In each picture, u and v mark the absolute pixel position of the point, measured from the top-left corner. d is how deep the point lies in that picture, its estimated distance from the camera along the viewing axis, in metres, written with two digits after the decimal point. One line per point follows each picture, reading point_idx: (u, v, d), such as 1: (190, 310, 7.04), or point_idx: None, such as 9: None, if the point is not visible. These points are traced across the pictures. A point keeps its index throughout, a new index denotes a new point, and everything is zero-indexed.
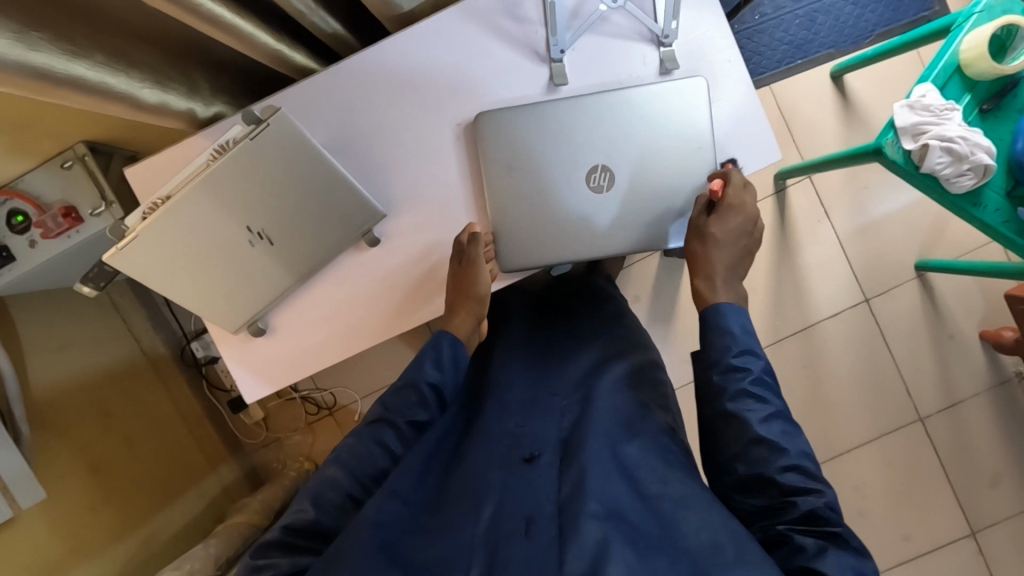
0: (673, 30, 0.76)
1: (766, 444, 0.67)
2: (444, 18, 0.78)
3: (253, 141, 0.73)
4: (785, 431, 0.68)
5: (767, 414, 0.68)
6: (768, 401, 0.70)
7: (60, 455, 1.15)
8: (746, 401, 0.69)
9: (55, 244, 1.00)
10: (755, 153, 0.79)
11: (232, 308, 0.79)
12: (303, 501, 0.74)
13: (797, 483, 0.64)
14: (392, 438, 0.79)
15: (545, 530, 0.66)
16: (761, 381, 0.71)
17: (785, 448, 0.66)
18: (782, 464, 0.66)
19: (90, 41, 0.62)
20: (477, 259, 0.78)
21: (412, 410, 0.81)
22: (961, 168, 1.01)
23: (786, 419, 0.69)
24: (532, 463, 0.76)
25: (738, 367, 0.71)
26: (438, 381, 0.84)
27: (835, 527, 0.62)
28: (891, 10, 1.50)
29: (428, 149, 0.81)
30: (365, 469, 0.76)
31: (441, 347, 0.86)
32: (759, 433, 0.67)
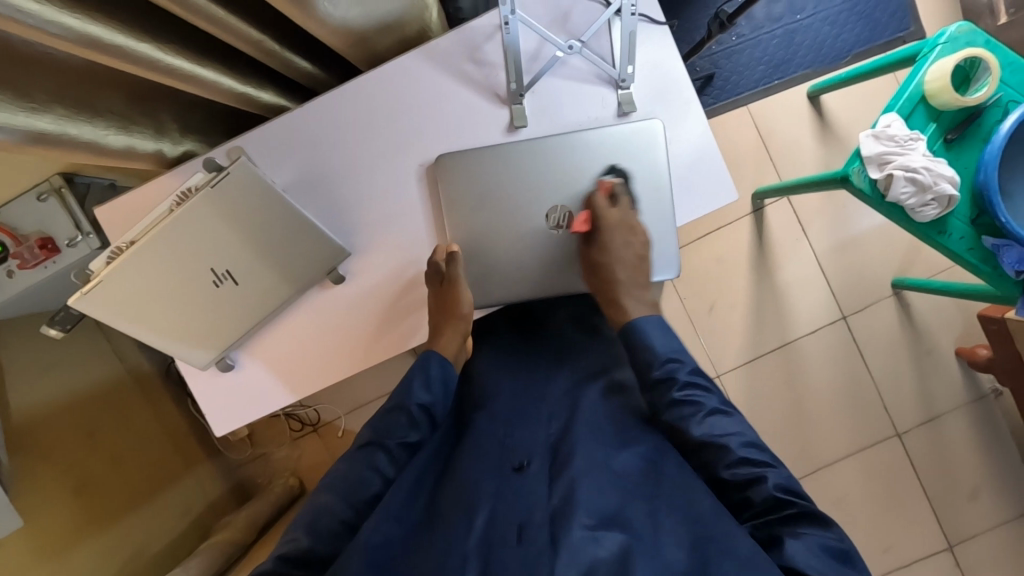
0: (629, 74, 0.77)
1: (712, 444, 0.71)
2: (408, 61, 0.80)
3: (213, 188, 0.74)
4: (726, 423, 0.73)
5: (706, 415, 0.74)
6: (702, 401, 0.75)
7: (42, 477, 1.16)
8: (682, 406, 0.74)
9: (33, 274, 1.01)
10: (711, 193, 0.80)
11: (201, 345, 0.80)
12: (296, 530, 0.72)
13: (748, 473, 0.68)
14: (386, 462, 0.78)
15: (538, 535, 0.66)
16: (690, 385, 0.76)
17: (727, 444, 0.71)
18: (730, 458, 0.70)
19: (52, 93, 0.63)
20: (458, 279, 0.79)
21: (403, 432, 0.80)
22: (925, 198, 1.03)
23: (726, 412, 0.74)
24: (522, 472, 0.75)
25: (661, 378, 0.76)
26: (427, 403, 0.82)
27: (796, 505, 0.66)
28: (868, 30, 1.49)
29: (391, 190, 0.82)
30: (360, 495, 0.75)
31: (430, 368, 0.83)
32: (700, 436, 0.72)
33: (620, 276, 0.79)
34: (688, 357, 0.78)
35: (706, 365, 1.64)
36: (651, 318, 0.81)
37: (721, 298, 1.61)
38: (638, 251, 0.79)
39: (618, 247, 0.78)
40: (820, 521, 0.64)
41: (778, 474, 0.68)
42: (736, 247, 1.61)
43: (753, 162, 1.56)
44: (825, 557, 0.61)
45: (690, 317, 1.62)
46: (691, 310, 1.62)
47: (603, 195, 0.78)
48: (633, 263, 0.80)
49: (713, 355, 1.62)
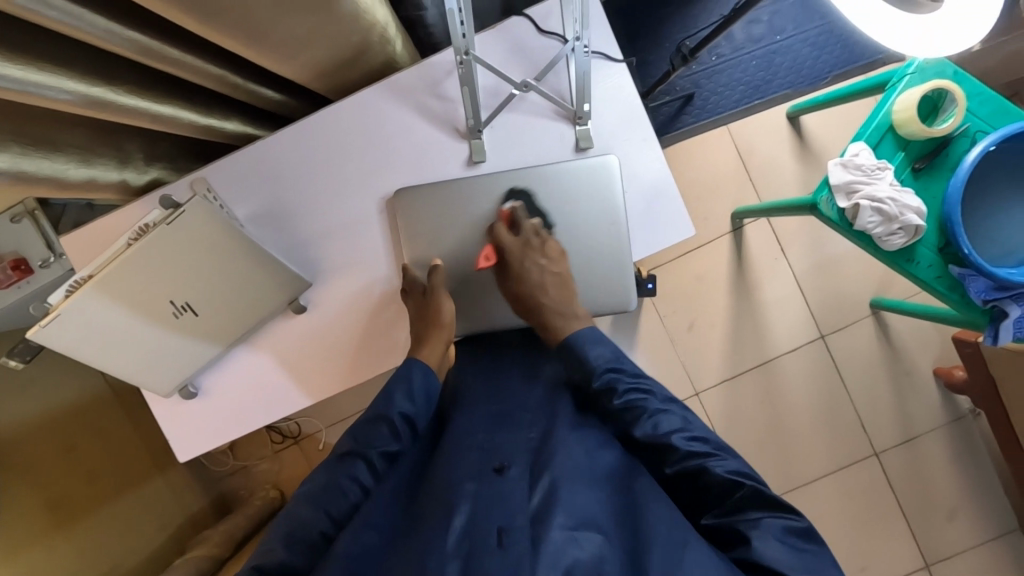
0: (586, 111, 0.78)
1: (661, 445, 0.71)
2: (363, 98, 0.81)
3: (170, 225, 0.73)
4: (670, 420, 0.73)
5: (649, 416, 0.73)
6: (644, 403, 0.74)
7: (18, 494, 1.18)
8: (626, 412, 0.74)
9: (7, 294, 1.03)
10: (668, 228, 0.81)
11: (165, 373, 0.82)
12: (274, 543, 0.69)
13: (693, 466, 0.68)
14: (364, 472, 0.74)
15: (518, 539, 0.61)
16: (629, 389, 0.75)
17: (671, 441, 0.70)
18: (677, 455, 0.70)
19: (8, 132, 0.64)
20: (440, 288, 0.80)
21: (385, 442, 0.76)
22: (892, 227, 1.03)
23: (669, 410, 0.73)
24: (502, 474, 0.70)
25: (602, 388, 0.75)
26: (411, 412, 0.78)
27: (744, 489, 0.66)
28: (847, 52, 1.50)
29: (353, 222, 0.83)
30: (337, 506, 0.72)
31: (413, 378, 0.79)
32: (645, 437, 0.72)
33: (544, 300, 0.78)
34: (628, 362, 0.77)
35: (686, 384, 1.64)
36: (585, 332, 0.78)
37: (700, 317, 1.62)
38: (553, 270, 0.79)
39: (536, 274, 0.78)
40: (774, 501, 0.65)
41: (724, 461, 0.68)
42: (715, 266, 1.62)
43: (732, 182, 1.57)
44: (784, 540, 0.63)
45: (669, 335, 1.62)
46: (670, 328, 1.62)
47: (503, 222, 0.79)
48: (557, 283, 0.79)
49: (692, 373, 1.63)
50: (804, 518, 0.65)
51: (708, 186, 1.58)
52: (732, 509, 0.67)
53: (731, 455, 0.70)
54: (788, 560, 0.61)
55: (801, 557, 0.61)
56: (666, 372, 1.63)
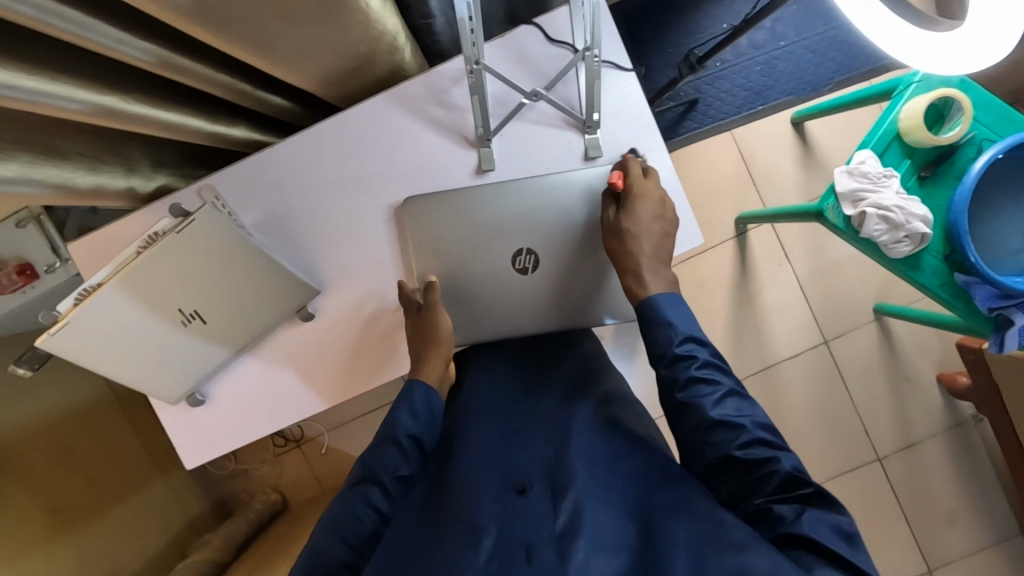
0: (595, 120, 0.78)
1: (727, 425, 0.68)
2: (372, 105, 0.80)
3: (179, 234, 0.72)
4: (740, 405, 0.70)
5: (724, 394, 0.70)
6: (719, 381, 0.71)
7: (18, 499, 1.16)
8: (700, 385, 0.70)
9: (11, 299, 1.03)
10: (676, 237, 0.81)
11: (169, 382, 0.82)
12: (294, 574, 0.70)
13: (762, 453, 0.66)
14: (380, 496, 0.75)
15: (546, 557, 0.66)
16: (708, 364, 0.72)
17: (743, 424, 0.68)
18: (744, 439, 0.67)
19: (17, 140, 0.64)
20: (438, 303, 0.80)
21: (396, 464, 0.77)
22: (897, 235, 1.03)
23: (741, 394, 0.71)
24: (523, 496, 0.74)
25: (682, 356, 0.73)
26: (416, 432, 0.79)
27: (808, 485, 0.64)
28: (850, 58, 1.49)
29: (360, 230, 0.83)
30: (356, 532, 0.72)
31: (414, 396, 0.80)
32: (717, 416, 0.68)
33: (644, 249, 0.76)
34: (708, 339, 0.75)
35: None
36: (677, 295, 0.76)
37: (702, 322, 1.62)
38: (661, 226, 0.77)
39: (645, 217, 0.75)
40: (830, 501, 0.63)
41: (791, 457, 0.66)
42: (717, 271, 1.62)
43: (735, 189, 1.57)
44: (835, 535, 0.61)
45: None
46: None
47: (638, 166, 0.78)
48: (657, 237, 0.77)
49: None
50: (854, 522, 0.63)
51: (711, 191, 1.58)
52: (790, 500, 0.64)
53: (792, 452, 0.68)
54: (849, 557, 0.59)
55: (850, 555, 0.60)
56: None
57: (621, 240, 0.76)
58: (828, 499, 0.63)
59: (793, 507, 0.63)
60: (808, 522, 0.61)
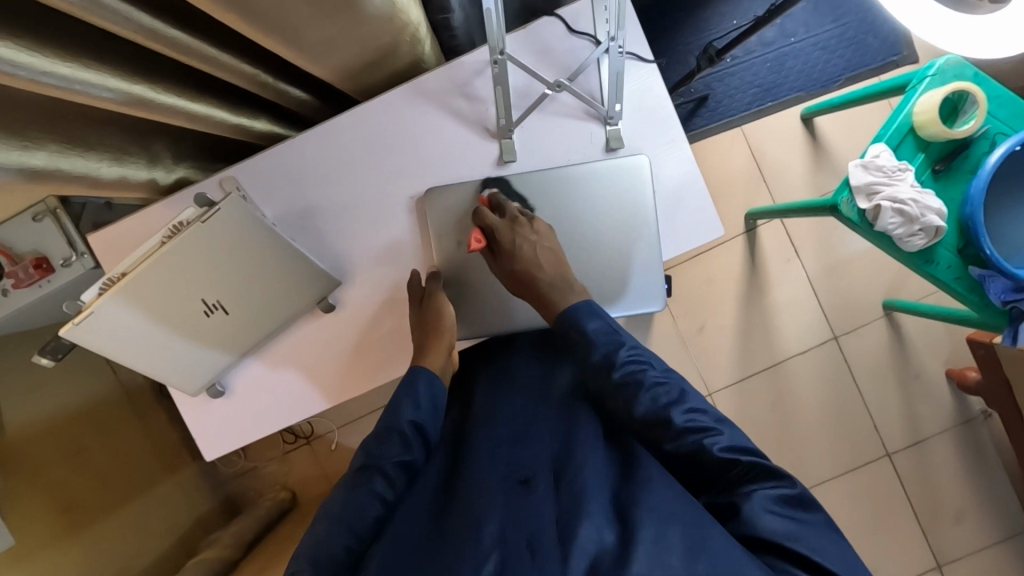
0: (617, 111, 0.78)
1: (659, 421, 0.70)
2: (393, 97, 0.80)
3: (205, 224, 0.72)
4: (670, 392, 0.72)
5: (648, 389, 0.72)
6: (645, 376, 0.73)
7: (27, 497, 1.13)
8: (627, 386, 0.72)
9: (27, 292, 1.03)
10: (698, 229, 0.81)
11: (190, 373, 0.82)
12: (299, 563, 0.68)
13: (692, 442, 0.67)
14: (384, 485, 0.74)
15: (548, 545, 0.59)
16: (632, 360, 0.74)
17: (670, 416, 0.69)
18: (676, 430, 0.69)
19: (42, 130, 0.64)
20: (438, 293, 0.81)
21: (398, 452, 0.76)
22: (912, 228, 1.04)
23: (668, 382, 0.72)
24: (527, 485, 0.69)
25: (602, 362, 0.74)
26: (418, 420, 0.79)
27: (745, 464, 0.66)
28: (858, 55, 1.50)
29: (381, 222, 0.83)
30: (362, 520, 0.71)
31: (418, 385, 0.81)
32: (646, 413, 0.71)
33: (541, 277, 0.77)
34: (626, 335, 0.76)
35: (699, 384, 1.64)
36: (585, 308, 0.76)
37: (712, 319, 1.62)
38: (548, 247, 0.78)
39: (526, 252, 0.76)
40: (771, 474, 0.65)
41: (722, 437, 0.68)
42: (726, 268, 1.62)
43: (745, 185, 1.57)
44: (776, 512, 0.62)
45: (681, 335, 1.62)
46: (682, 328, 1.62)
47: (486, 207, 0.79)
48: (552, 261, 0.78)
49: (704, 374, 1.62)
50: (800, 487, 0.64)
51: (721, 187, 1.58)
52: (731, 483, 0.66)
53: (733, 427, 0.70)
54: (793, 532, 0.60)
55: (796, 527, 0.61)
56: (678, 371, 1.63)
57: (522, 283, 0.77)
58: (762, 472, 0.64)
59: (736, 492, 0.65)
60: (748, 506, 0.63)
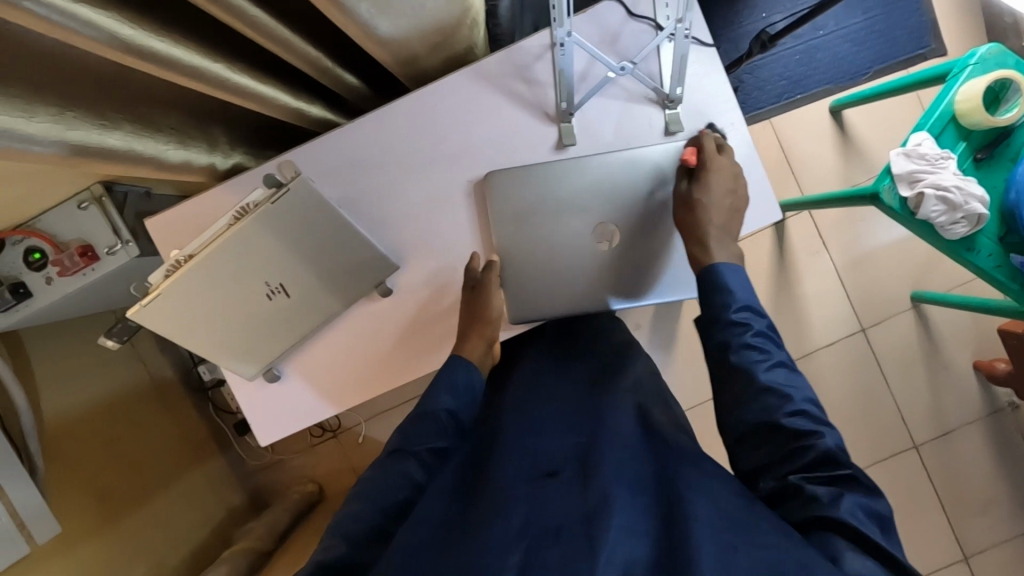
0: (678, 95, 0.79)
1: (773, 392, 0.68)
2: (453, 80, 0.81)
3: (274, 205, 0.74)
4: (789, 378, 0.70)
5: (772, 364, 0.70)
6: (770, 351, 0.71)
7: (67, 486, 1.15)
8: (751, 352, 0.71)
9: (71, 281, 1.03)
10: (755, 212, 0.82)
11: (246, 359, 0.82)
12: (330, 537, 0.70)
13: (807, 425, 0.66)
14: (416, 468, 0.77)
15: (573, 536, 0.62)
16: (762, 334, 0.72)
17: (791, 395, 0.68)
18: (789, 408, 0.67)
19: (117, 111, 0.65)
20: (490, 284, 0.81)
21: (433, 438, 0.79)
22: (955, 216, 1.04)
23: (791, 366, 0.71)
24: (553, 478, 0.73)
25: (738, 321, 0.73)
26: (454, 408, 0.81)
27: (845, 469, 0.64)
28: (887, 47, 1.48)
29: (440, 205, 0.83)
30: (391, 499, 0.73)
31: (455, 374, 0.82)
32: (767, 382, 0.69)
33: (713, 221, 0.77)
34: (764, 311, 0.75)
35: None
36: (736, 266, 0.76)
37: None
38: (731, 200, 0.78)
39: (718, 192, 0.77)
40: (868, 489, 0.64)
41: (834, 435, 0.67)
42: (753, 260, 1.62)
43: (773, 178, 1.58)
44: (868, 518, 0.61)
45: None
46: None
47: (712, 140, 0.79)
48: (725, 212, 0.78)
49: None
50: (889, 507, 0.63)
51: None
52: (821, 480, 0.65)
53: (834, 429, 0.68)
54: (881, 540, 0.59)
55: (883, 544, 0.60)
56: None
57: (690, 212, 0.77)
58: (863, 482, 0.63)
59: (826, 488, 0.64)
60: (843, 504, 0.62)
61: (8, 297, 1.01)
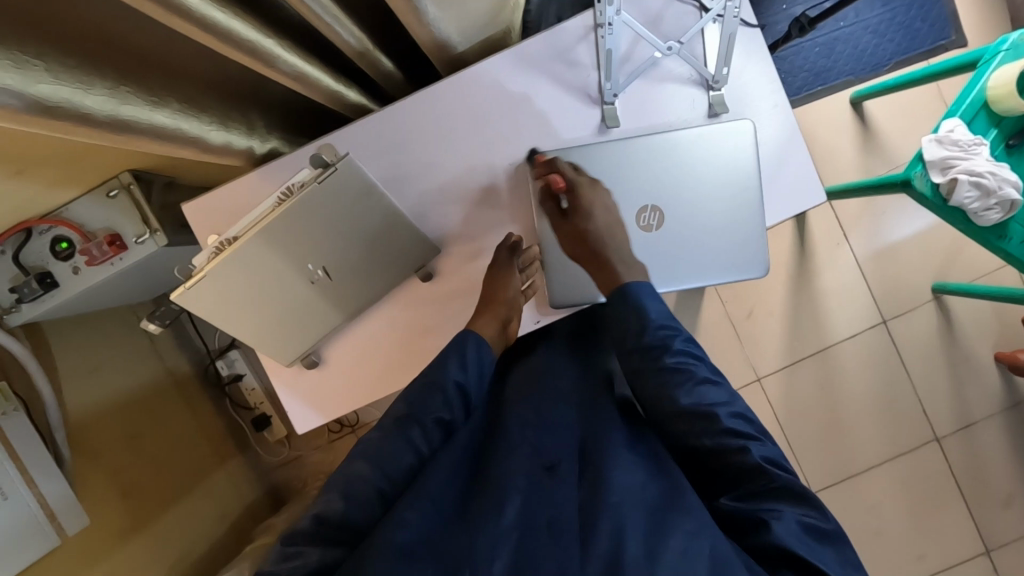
0: (723, 75, 0.78)
1: (697, 412, 0.70)
2: (494, 63, 0.80)
3: (320, 184, 0.71)
4: (715, 393, 0.72)
5: (697, 382, 0.71)
6: (695, 369, 0.72)
7: (93, 479, 1.14)
8: (675, 373, 0.72)
9: (99, 270, 1.03)
10: (796, 194, 0.83)
11: (288, 345, 0.82)
12: (331, 494, 0.69)
13: (733, 442, 0.68)
14: (420, 437, 0.74)
15: (568, 533, 0.63)
16: (684, 351, 0.73)
17: (716, 413, 0.69)
18: (716, 427, 0.69)
19: (166, 88, 0.64)
20: (510, 266, 0.83)
21: (439, 409, 0.76)
22: (988, 202, 1.03)
23: (716, 382, 0.72)
24: (553, 471, 0.72)
25: (655, 345, 0.73)
26: (464, 381, 0.78)
27: (775, 479, 0.66)
28: (908, 39, 1.48)
29: (482, 190, 0.84)
30: (394, 464, 0.72)
31: (466, 347, 0.80)
32: (689, 404, 0.70)
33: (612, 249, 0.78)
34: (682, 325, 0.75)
35: (746, 370, 1.64)
36: (642, 285, 0.76)
37: (760, 304, 1.62)
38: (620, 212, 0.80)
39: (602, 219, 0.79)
40: (801, 498, 0.65)
41: (761, 446, 0.68)
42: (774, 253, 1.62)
43: None
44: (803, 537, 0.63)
45: (729, 319, 1.62)
46: (730, 313, 1.63)
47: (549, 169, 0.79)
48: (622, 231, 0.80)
49: (753, 358, 1.63)
50: (827, 519, 0.65)
51: None
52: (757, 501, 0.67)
53: (765, 439, 0.70)
54: (817, 558, 0.61)
55: (818, 555, 0.62)
56: (726, 357, 1.63)
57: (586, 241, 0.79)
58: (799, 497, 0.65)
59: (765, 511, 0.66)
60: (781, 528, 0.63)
61: (35, 287, 1.00)
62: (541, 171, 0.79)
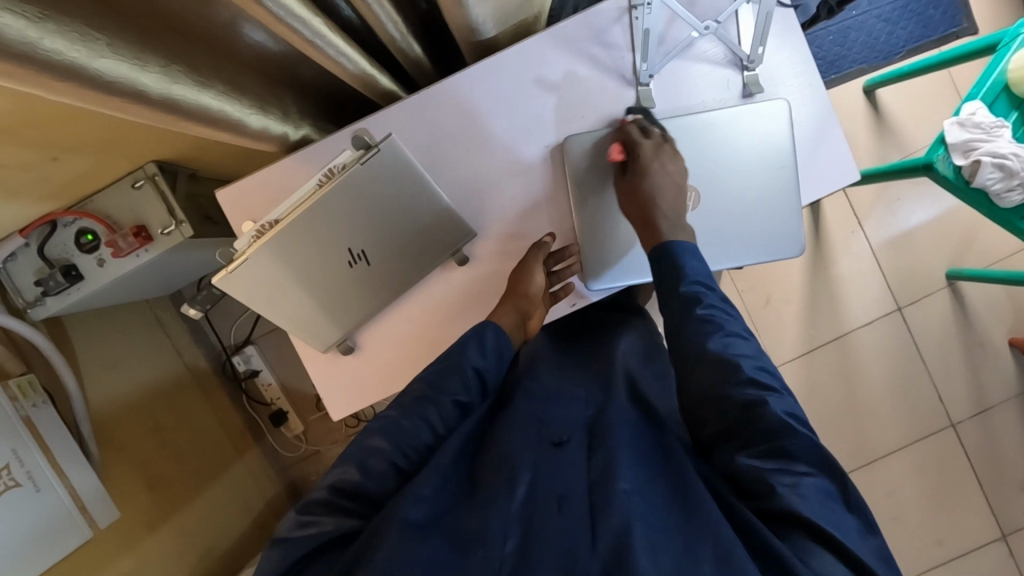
0: (758, 56, 0.79)
1: (721, 362, 0.67)
2: (529, 44, 0.81)
3: (364, 165, 0.73)
4: (742, 347, 0.69)
5: (725, 335, 0.69)
6: (722, 323, 0.70)
7: (120, 471, 1.13)
8: (704, 324, 0.70)
9: (124, 262, 1.01)
10: (831, 172, 0.83)
11: (327, 330, 0.82)
12: (347, 464, 0.69)
13: (755, 394, 0.64)
14: (436, 416, 0.74)
15: (578, 509, 0.59)
16: (713, 305, 0.71)
17: (742, 363, 0.66)
18: (739, 378, 0.65)
19: (212, 70, 0.64)
20: (535, 262, 0.83)
21: (456, 390, 0.76)
22: (1011, 183, 1.03)
23: (744, 337, 0.70)
24: (561, 448, 0.68)
25: (688, 295, 0.72)
26: (482, 367, 0.78)
27: (800, 436, 0.62)
28: (921, 27, 1.49)
29: (519, 171, 0.84)
30: (412, 442, 0.71)
31: (486, 334, 0.80)
32: (716, 350, 0.68)
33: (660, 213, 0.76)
34: (717, 284, 0.74)
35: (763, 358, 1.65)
36: (686, 244, 0.75)
37: (777, 292, 1.63)
38: (674, 179, 0.78)
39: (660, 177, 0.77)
40: (823, 460, 0.62)
41: (784, 401, 0.64)
42: None
43: None
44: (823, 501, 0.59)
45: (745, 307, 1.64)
46: (746, 302, 1.64)
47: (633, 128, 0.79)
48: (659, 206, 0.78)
49: (769, 348, 1.64)
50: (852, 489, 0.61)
51: None
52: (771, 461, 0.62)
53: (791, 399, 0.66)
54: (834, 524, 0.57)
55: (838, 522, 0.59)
56: None
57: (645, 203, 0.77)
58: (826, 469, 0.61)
59: (785, 475, 0.61)
60: (802, 490, 0.59)
61: (60, 279, 1.00)
62: (614, 137, 0.81)
